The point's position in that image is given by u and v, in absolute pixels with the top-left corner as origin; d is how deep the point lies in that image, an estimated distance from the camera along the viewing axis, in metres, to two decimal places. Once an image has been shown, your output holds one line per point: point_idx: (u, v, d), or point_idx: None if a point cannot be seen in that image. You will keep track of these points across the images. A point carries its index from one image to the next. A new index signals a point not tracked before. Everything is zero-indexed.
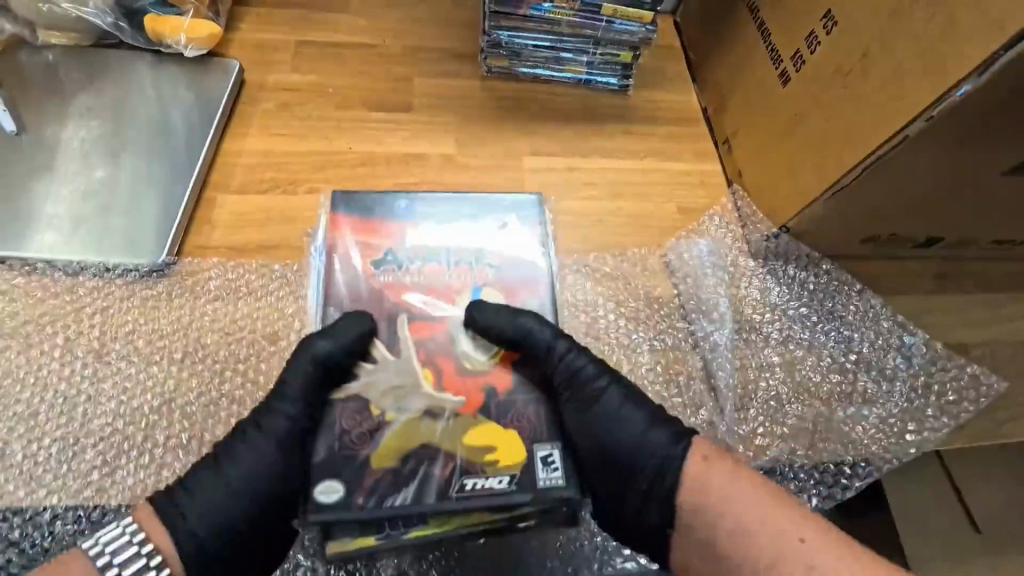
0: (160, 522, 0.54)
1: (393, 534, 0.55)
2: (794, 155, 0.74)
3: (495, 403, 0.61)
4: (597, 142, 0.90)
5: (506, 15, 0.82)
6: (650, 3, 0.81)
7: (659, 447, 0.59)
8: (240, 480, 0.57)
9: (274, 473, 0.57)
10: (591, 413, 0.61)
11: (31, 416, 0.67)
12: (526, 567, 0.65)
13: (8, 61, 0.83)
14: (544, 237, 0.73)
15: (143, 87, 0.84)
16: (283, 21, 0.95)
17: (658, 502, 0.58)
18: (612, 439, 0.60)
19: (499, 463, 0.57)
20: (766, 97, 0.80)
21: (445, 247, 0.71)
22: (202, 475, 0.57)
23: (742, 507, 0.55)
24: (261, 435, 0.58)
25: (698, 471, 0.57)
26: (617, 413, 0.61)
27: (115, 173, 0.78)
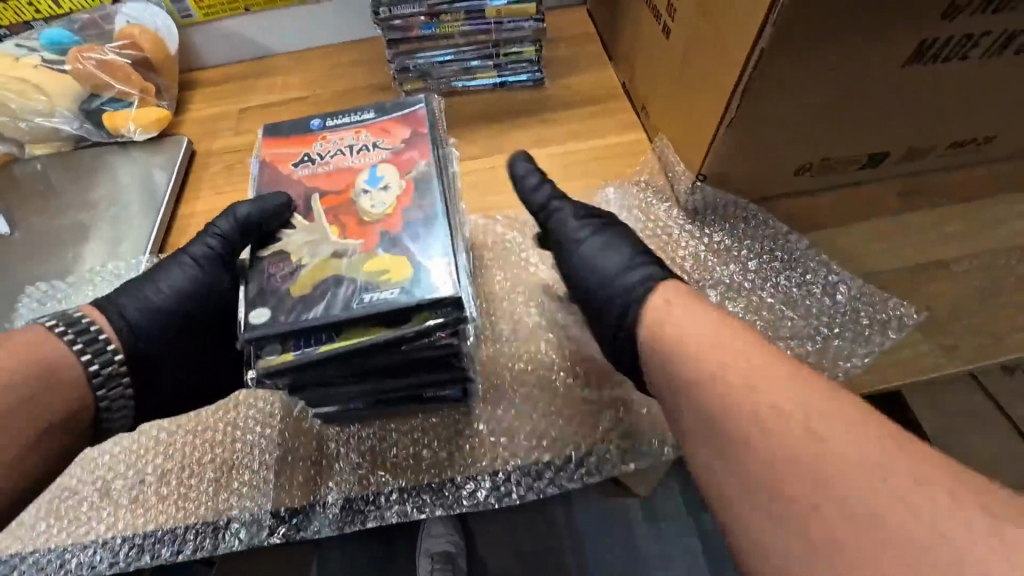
0: (106, 315, 0.59)
1: (306, 349, 0.50)
2: (691, 98, 0.74)
3: (396, 237, 0.53)
4: (518, 136, 0.93)
5: (402, 42, 0.88)
6: None
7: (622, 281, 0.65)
8: (171, 284, 0.63)
9: (201, 286, 0.64)
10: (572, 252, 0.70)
11: None
12: (446, 498, 0.63)
13: (3, 175, 0.97)
14: (433, 116, 0.61)
15: (110, 172, 0.95)
16: (227, 94, 1.06)
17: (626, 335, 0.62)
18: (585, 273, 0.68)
19: (391, 277, 0.51)
20: (659, 55, 0.80)
21: (346, 136, 0.60)
22: (134, 283, 0.63)
23: (699, 330, 0.57)
24: (188, 258, 0.64)
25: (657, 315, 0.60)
26: (596, 255, 0.68)
27: (91, 249, 0.88)
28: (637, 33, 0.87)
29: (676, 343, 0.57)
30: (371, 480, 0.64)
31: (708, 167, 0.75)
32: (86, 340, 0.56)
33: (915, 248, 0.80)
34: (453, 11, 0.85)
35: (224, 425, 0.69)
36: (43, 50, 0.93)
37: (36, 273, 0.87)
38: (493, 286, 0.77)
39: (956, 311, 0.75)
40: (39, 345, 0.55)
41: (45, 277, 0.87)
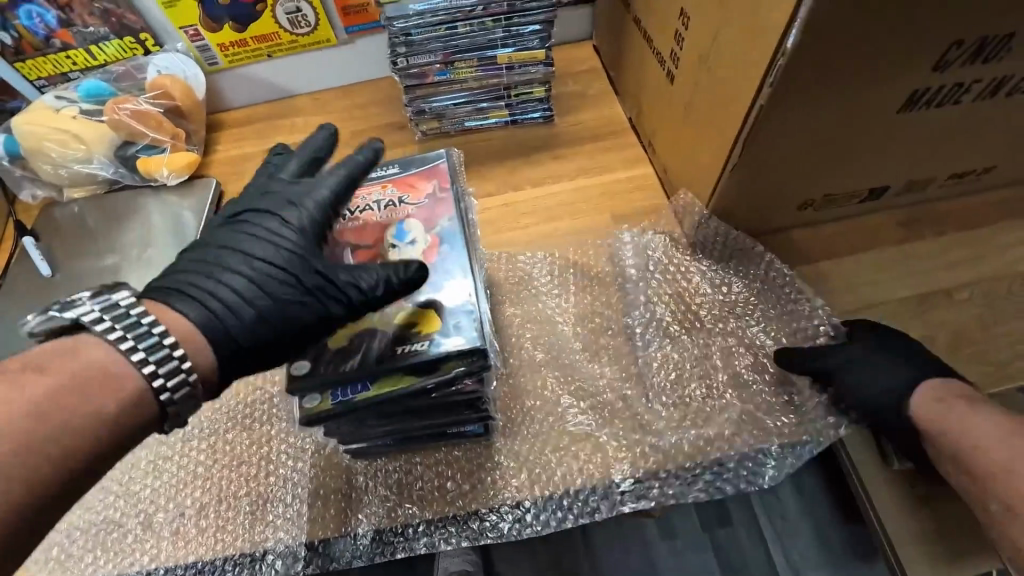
0: (165, 311, 0.47)
1: (345, 397, 0.54)
2: (696, 141, 0.78)
3: (422, 290, 0.57)
4: (531, 173, 0.97)
5: (417, 87, 0.93)
6: (539, 43, 0.88)
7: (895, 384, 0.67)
8: (263, 297, 0.49)
9: (277, 316, 0.49)
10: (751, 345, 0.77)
11: None
12: (471, 531, 0.67)
13: (45, 219, 1.03)
14: (455, 172, 0.65)
15: (144, 215, 1.01)
16: (250, 135, 1.11)
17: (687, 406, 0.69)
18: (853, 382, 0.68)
19: (421, 330, 0.55)
20: (664, 97, 0.84)
21: (372, 191, 0.64)
22: (254, 280, 0.49)
23: (966, 427, 0.61)
24: (282, 277, 0.50)
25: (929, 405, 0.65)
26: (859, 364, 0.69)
27: (128, 290, 0.94)
28: (641, 73, 0.91)
29: (963, 432, 0.61)
30: (404, 516, 0.67)
31: (714, 205, 0.78)
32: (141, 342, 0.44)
33: (918, 277, 0.83)
34: (465, 59, 0.89)
35: (258, 461, 0.73)
36: (81, 102, 0.99)
37: None
38: (510, 321, 0.81)
39: (959, 340, 0.77)
40: (89, 353, 0.44)
41: None
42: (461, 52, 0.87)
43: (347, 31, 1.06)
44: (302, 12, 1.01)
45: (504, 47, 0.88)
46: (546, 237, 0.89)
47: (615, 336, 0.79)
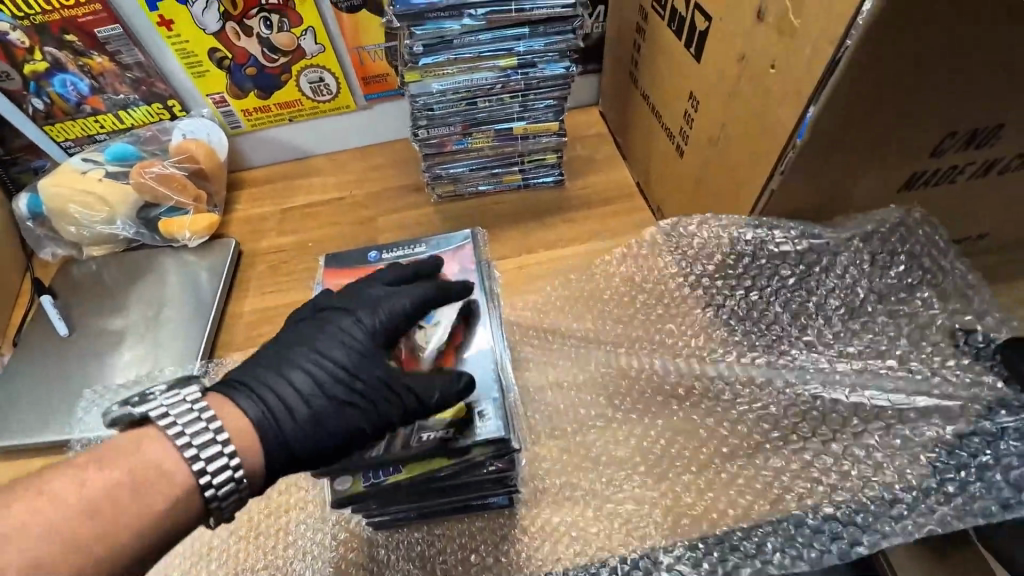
0: (227, 406, 0.49)
1: (374, 480, 0.56)
2: (707, 212, 0.81)
3: None
4: (543, 235, 1.00)
5: (435, 155, 0.97)
6: (553, 116, 0.93)
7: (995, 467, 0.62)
8: (314, 402, 0.50)
9: (321, 424, 0.50)
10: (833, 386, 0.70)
11: None
12: None
13: (62, 276, 1.04)
14: (478, 251, 0.69)
15: (163, 274, 1.02)
16: (269, 195, 1.14)
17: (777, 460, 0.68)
18: None
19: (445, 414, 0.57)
20: (673, 168, 0.88)
21: None
22: (306, 381, 0.51)
23: None
24: (329, 384, 0.51)
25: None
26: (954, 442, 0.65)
27: (144, 352, 0.93)
28: (649, 142, 0.96)
29: None
30: None
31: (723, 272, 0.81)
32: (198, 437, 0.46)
33: None
34: (482, 130, 0.93)
35: (275, 531, 0.72)
36: (107, 164, 1.03)
37: (91, 375, 0.92)
38: None
39: None
40: (156, 446, 0.46)
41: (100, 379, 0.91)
42: (479, 125, 0.92)
43: (367, 98, 1.11)
44: (324, 81, 1.06)
45: (519, 119, 0.93)
46: None
47: None
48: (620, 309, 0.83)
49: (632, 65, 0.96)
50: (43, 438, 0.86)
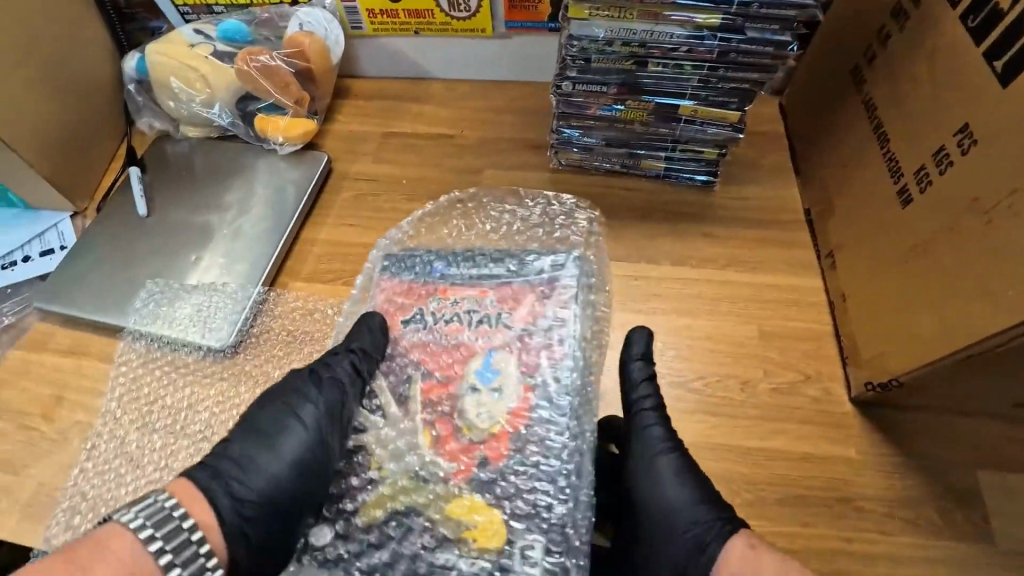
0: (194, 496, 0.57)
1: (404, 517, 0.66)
2: (913, 289, 0.59)
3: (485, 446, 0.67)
4: (667, 245, 0.82)
5: (573, 116, 0.78)
6: (736, 103, 0.71)
7: (696, 523, 0.57)
8: None
9: None
10: (656, 473, 0.61)
11: (137, 401, 0.80)
12: None
13: (155, 149, 1.00)
14: (578, 294, 0.75)
15: (245, 174, 0.94)
16: (373, 113, 1.01)
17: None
18: (662, 500, 0.59)
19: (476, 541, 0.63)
20: (884, 217, 0.65)
21: (479, 295, 0.76)
22: None
23: None
24: None
25: (742, 556, 0.53)
26: (672, 481, 0.60)
27: (211, 255, 0.88)
28: (853, 169, 0.72)
29: None
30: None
31: (911, 377, 0.59)
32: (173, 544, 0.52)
33: None
34: (641, 100, 0.73)
35: None
36: (218, 42, 0.94)
37: (154, 264, 0.89)
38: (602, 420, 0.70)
39: None
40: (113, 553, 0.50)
41: (161, 272, 0.87)
42: (640, 92, 0.72)
43: (506, 25, 0.92)
44: None
45: (693, 97, 0.72)
46: (676, 332, 0.74)
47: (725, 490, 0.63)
48: (716, 371, 0.71)
49: (863, 59, 0.72)
50: (89, 316, 0.86)
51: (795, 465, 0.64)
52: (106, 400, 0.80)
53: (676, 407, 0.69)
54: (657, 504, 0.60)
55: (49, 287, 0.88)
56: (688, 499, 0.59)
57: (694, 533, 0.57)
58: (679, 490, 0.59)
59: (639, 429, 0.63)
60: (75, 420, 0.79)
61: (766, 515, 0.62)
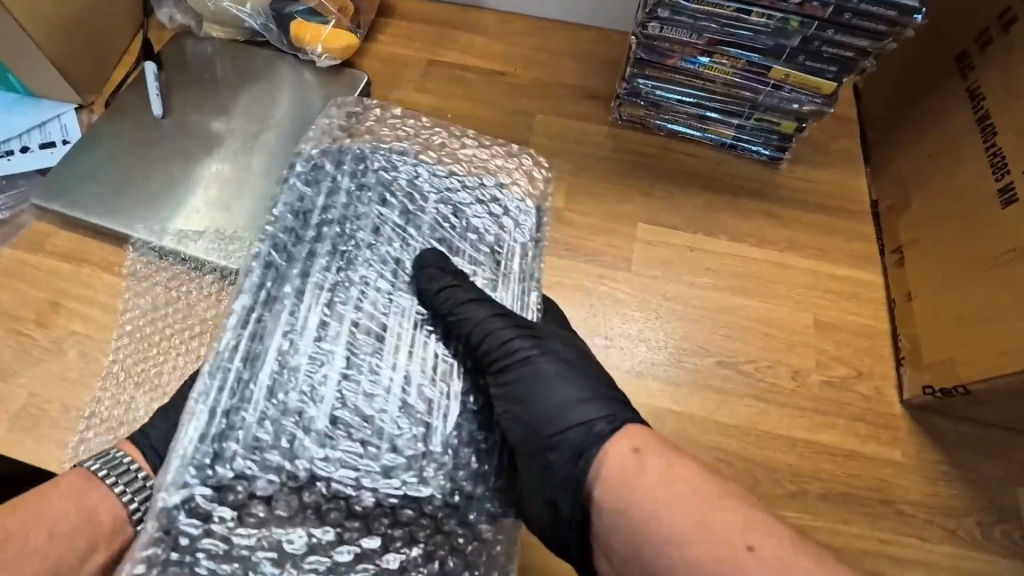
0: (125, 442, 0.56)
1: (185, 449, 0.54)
2: (1005, 297, 0.56)
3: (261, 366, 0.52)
4: (726, 219, 0.77)
5: (650, 65, 0.71)
6: (834, 73, 0.65)
7: (576, 426, 0.52)
8: None
9: None
10: (522, 383, 0.55)
11: (151, 318, 0.75)
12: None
13: (174, 45, 0.90)
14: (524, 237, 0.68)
15: (275, 85, 0.86)
16: (419, 37, 0.92)
17: (571, 490, 0.50)
18: (534, 401, 0.54)
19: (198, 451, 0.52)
20: (979, 215, 0.61)
21: None
22: None
23: None
24: None
25: (624, 460, 0.50)
26: (543, 382, 0.55)
27: (234, 170, 0.81)
28: (942, 163, 0.68)
29: None
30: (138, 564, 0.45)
31: (984, 385, 0.57)
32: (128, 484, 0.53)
33: None
34: (731, 56, 0.67)
35: None
36: None
37: (170, 174, 0.81)
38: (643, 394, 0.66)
39: None
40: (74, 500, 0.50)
41: (178, 183, 0.80)
42: (732, 46, 0.66)
43: None
44: None
45: (789, 59, 0.65)
46: (728, 312, 0.70)
47: (766, 478, 0.62)
48: (766, 357, 0.68)
49: (972, 44, 0.66)
50: (94, 221, 0.78)
51: (838, 461, 0.63)
52: (111, 314, 0.74)
53: (721, 388, 0.66)
54: (533, 415, 0.53)
55: (49, 183, 0.80)
56: (581, 397, 0.54)
57: (581, 432, 0.52)
58: (561, 399, 0.54)
59: (501, 345, 0.56)
60: (72, 330, 0.73)
61: (805, 506, 0.60)
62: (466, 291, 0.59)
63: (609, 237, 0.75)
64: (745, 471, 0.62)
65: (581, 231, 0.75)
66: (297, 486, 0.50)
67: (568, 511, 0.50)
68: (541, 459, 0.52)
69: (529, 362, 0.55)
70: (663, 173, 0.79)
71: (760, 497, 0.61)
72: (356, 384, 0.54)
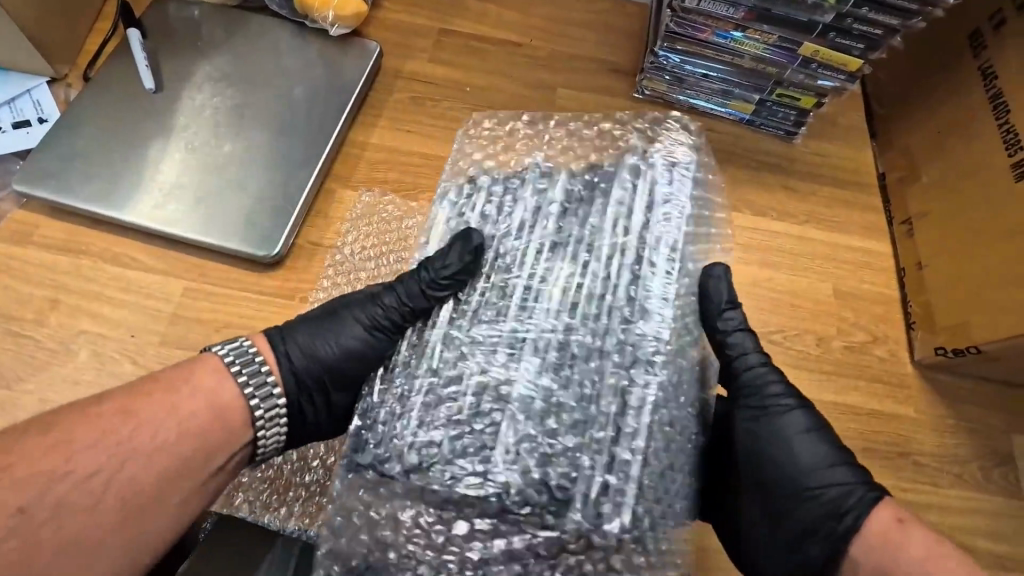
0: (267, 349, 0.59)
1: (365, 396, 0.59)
2: (1013, 263, 0.62)
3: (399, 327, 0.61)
4: (751, 194, 0.79)
5: (682, 38, 0.72)
6: (860, 50, 0.67)
7: (835, 485, 0.57)
8: None
9: None
10: (790, 438, 0.59)
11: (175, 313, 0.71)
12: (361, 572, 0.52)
13: (156, 9, 0.82)
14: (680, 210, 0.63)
15: (280, 56, 0.80)
16: (428, 4, 0.87)
17: (828, 540, 0.56)
18: (792, 460, 0.59)
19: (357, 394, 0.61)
20: (990, 188, 0.66)
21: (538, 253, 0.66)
22: None
23: None
24: None
25: (888, 529, 0.54)
26: (792, 436, 0.59)
27: (243, 148, 0.75)
28: (954, 137, 0.72)
29: None
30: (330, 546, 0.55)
31: (993, 346, 0.63)
32: (254, 381, 0.55)
33: None
34: (763, 31, 0.68)
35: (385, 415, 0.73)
36: None
37: (169, 156, 0.74)
38: None
39: None
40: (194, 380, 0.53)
41: (177, 164, 0.74)
42: (766, 21, 0.67)
43: None
44: None
45: (820, 36, 0.67)
46: (758, 285, 0.73)
47: None
48: (792, 326, 0.72)
49: (985, 23, 0.69)
50: (88, 209, 0.71)
51: (860, 420, 0.68)
52: (121, 311, 0.69)
53: None
54: (787, 463, 0.58)
55: (29, 167, 0.72)
56: (813, 462, 0.58)
57: (840, 491, 0.57)
58: (816, 461, 0.58)
59: (755, 380, 0.61)
60: (80, 328, 0.68)
61: None
62: (735, 319, 0.63)
63: None
64: None
65: None
66: (487, 493, 0.51)
67: (800, 560, 0.57)
68: (823, 512, 0.56)
69: (793, 413, 0.60)
70: None
71: None
72: (551, 378, 0.55)
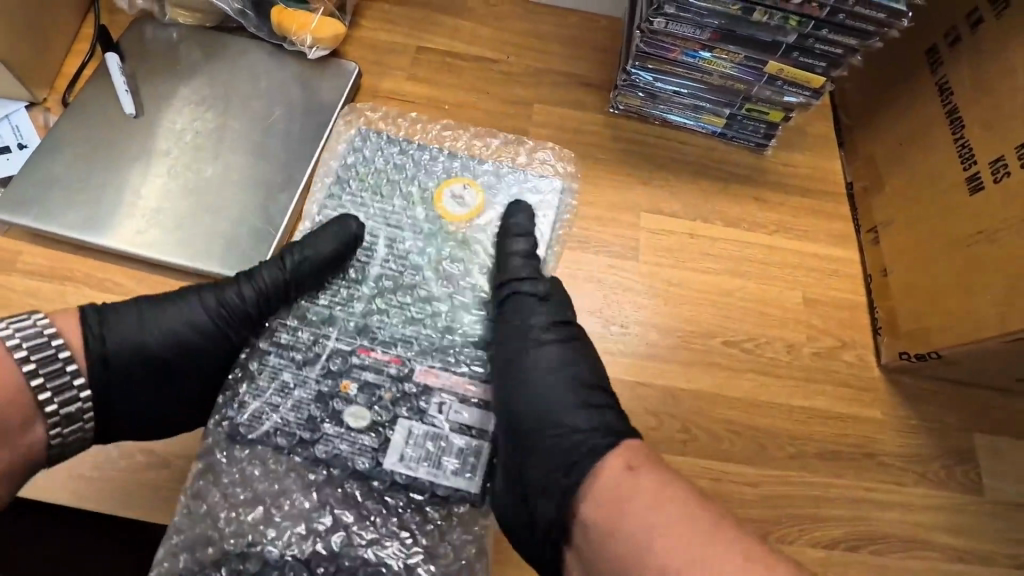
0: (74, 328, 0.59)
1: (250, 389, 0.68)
2: (968, 271, 0.65)
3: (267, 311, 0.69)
4: (722, 205, 0.81)
5: (652, 57, 0.74)
6: (823, 68, 0.69)
7: (575, 430, 0.61)
8: None
9: None
10: (527, 388, 0.65)
11: None
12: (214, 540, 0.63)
13: (133, 33, 0.82)
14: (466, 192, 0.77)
15: (259, 78, 0.81)
16: (405, 22, 0.88)
17: (557, 494, 0.58)
18: (545, 405, 0.64)
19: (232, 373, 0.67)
20: (946, 199, 0.69)
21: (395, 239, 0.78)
22: None
23: None
24: None
25: (620, 481, 0.56)
26: (544, 381, 0.64)
27: (224, 172, 0.76)
28: (913, 148, 0.75)
29: None
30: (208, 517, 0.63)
31: (951, 350, 0.66)
32: None
33: None
34: (729, 50, 0.70)
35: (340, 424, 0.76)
36: None
37: (150, 181, 0.75)
38: (657, 378, 0.71)
39: None
40: None
41: (159, 189, 0.75)
42: (731, 41, 0.69)
43: None
44: None
45: (784, 55, 0.69)
46: (727, 294, 0.76)
47: (770, 443, 0.69)
48: (761, 334, 0.74)
49: (942, 39, 0.72)
50: (71, 236, 0.72)
51: (828, 424, 0.71)
52: None
53: (727, 366, 0.72)
54: (547, 415, 0.63)
55: (10, 195, 0.73)
56: (555, 403, 0.63)
57: (564, 437, 0.61)
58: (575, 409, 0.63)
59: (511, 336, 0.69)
60: None
61: (804, 466, 0.69)
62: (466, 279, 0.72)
63: (617, 229, 0.78)
64: (752, 439, 0.69)
65: (589, 224, 0.78)
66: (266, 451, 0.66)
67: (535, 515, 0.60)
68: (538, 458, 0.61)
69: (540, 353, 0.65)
70: (661, 162, 0.82)
71: (764, 460, 0.69)
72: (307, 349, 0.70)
